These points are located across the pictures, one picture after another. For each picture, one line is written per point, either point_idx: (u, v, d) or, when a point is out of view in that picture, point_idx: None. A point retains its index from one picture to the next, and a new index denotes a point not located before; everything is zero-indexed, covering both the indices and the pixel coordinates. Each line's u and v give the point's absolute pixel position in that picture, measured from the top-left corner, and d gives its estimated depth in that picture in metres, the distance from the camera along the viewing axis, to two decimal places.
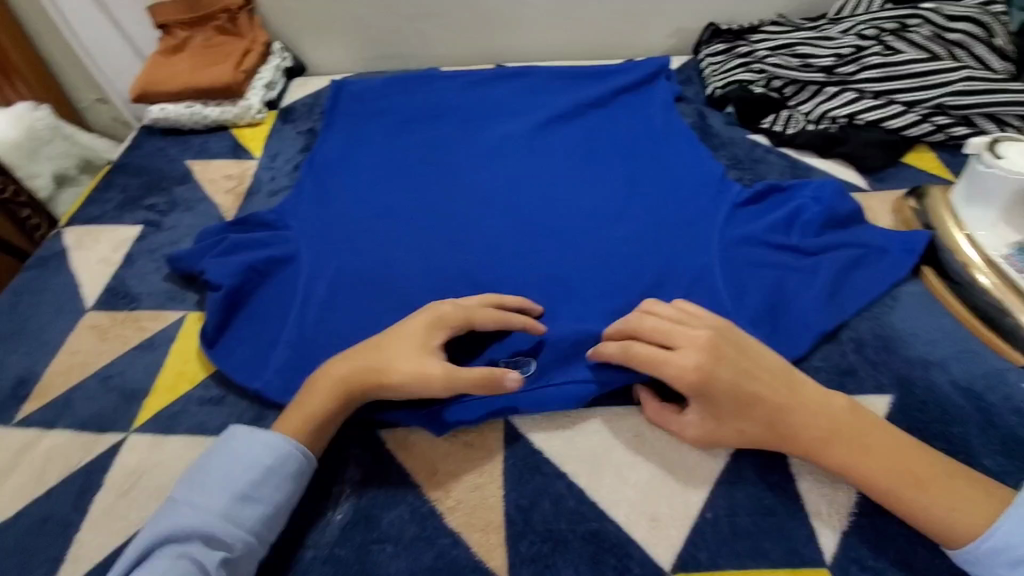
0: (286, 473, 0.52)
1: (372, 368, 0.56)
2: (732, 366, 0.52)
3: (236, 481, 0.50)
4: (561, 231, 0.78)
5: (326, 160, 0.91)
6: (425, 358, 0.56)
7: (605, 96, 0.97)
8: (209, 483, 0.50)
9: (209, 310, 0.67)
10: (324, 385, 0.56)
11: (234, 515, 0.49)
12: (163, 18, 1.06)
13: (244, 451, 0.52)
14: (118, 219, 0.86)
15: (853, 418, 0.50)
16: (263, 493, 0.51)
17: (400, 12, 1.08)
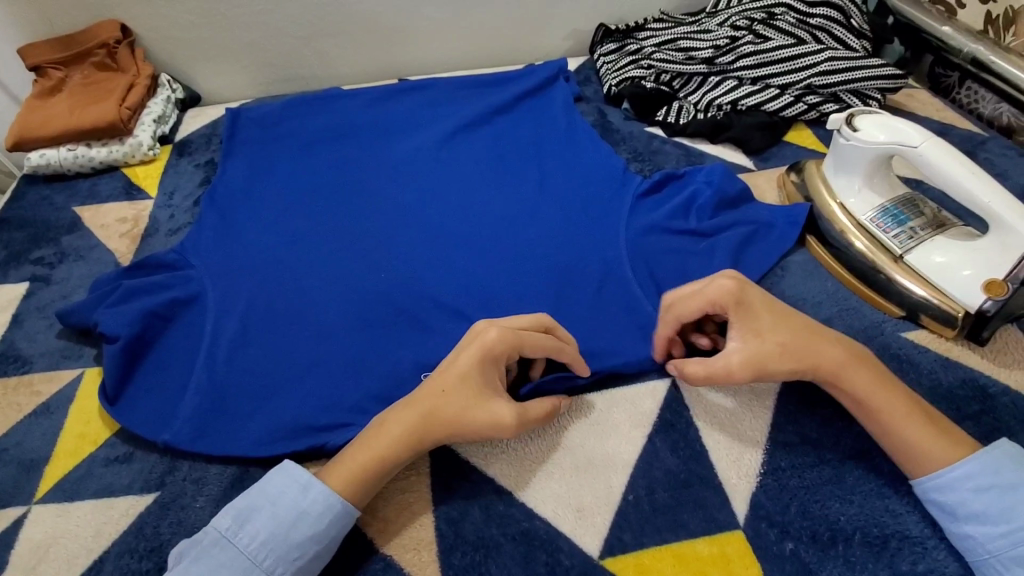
0: (333, 522, 0.50)
1: (435, 416, 0.52)
2: (762, 305, 0.55)
3: (298, 547, 0.48)
4: (474, 239, 0.79)
5: (229, 194, 0.88)
6: (488, 401, 0.52)
7: (507, 102, 0.99)
8: (261, 543, 0.47)
9: (108, 364, 0.63)
10: (386, 432, 0.52)
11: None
12: (34, 58, 0.99)
13: (303, 508, 0.49)
14: (2, 278, 0.80)
15: (862, 354, 0.54)
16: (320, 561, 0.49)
17: (294, 34, 1.06)
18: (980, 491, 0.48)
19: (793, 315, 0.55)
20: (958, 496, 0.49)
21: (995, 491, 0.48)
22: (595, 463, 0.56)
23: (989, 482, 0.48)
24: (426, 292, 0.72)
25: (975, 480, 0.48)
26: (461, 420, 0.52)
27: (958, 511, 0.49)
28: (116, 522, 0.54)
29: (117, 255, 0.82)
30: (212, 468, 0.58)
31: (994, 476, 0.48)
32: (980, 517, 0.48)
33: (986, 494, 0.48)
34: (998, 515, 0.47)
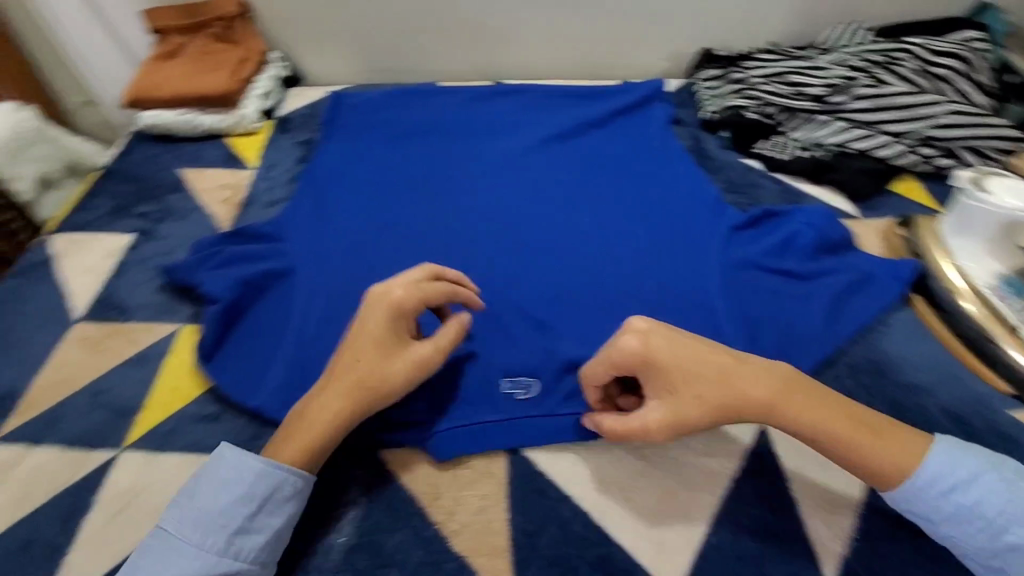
0: (261, 489, 0.50)
1: (356, 381, 0.54)
2: (674, 357, 0.52)
3: (245, 530, 0.49)
4: (561, 249, 0.79)
5: (326, 175, 0.91)
6: (404, 352, 0.56)
7: (604, 116, 0.98)
8: (201, 528, 0.48)
9: (205, 325, 0.66)
10: (314, 415, 0.53)
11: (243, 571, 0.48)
12: (159, 22, 1.05)
13: (246, 490, 0.49)
14: (109, 227, 0.84)
15: (797, 379, 0.52)
16: (275, 546, 0.50)
17: (401, 28, 1.09)
18: (950, 492, 0.48)
19: (698, 344, 0.53)
20: (931, 500, 0.48)
21: (960, 486, 0.48)
22: (678, 497, 0.55)
23: (952, 479, 0.48)
24: (510, 295, 0.72)
25: (942, 480, 0.48)
26: (379, 380, 0.54)
27: (933, 514, 0.49)
28: None
29: (217, 220, 0.85)
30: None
31: (953, 472, 0.48)
32: (956, 516, 0.48)
33: (955, 493, 0.48)
34: (971, 509, 0.47)
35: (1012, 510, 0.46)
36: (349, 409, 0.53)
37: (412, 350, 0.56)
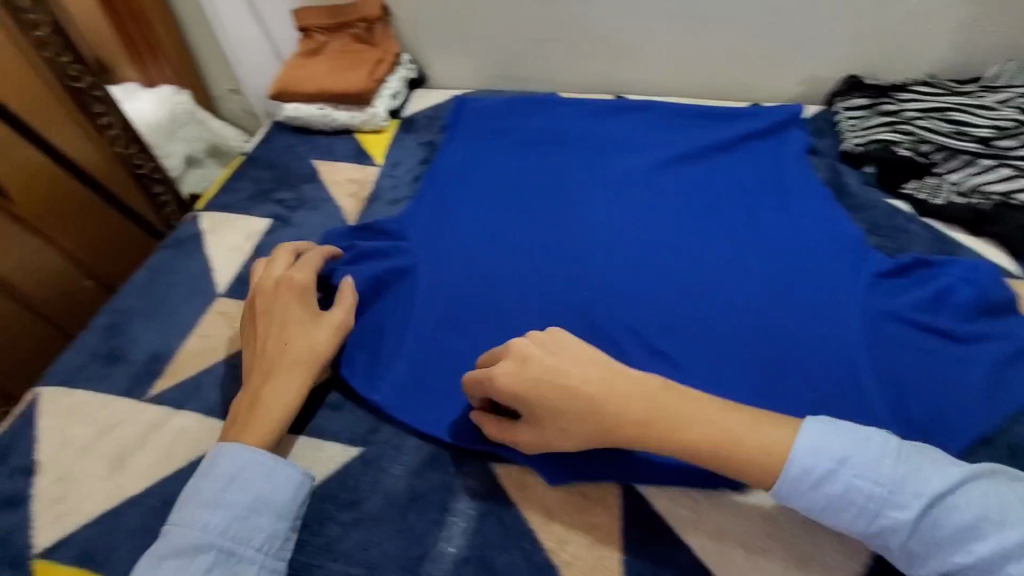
0: (251, 475, 0.54)
1: (299, 363, 0.62)
2: (540, 372, 0.55)
3: (228, 507, 0.52)
4: (681, 278, 0.76)
5: (445, 177, 0.93)
6: (325, 334, 0.65)
7: (733, 139, 0.94)
8: (208, 515, 0.51)
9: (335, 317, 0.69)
10: (266, 403, 0.59)
11: (224, 545, 0.50)
12: (306, 21, 1.12)
13: (225, 471, 0.54)
14: (250, 210, 0.90)
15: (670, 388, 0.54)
16: (267, 528, 0.53)
17: (528, 36, 1.09)
18: (820, 485, 0.50)
19: (565, 352, 0.56)
20: (808, 495, 0.50)
21: (827, 478, 0.49)
22: (808, 567, 0.52)
23: (821, 473, 0.49)
24: (625, 320, 0.71)
25: (812, 473, 0.50)
26: (317, 349, 0.63)
27: (816, 506, 0.51)
28: (326, 464, 0.60)
29: (345, 213, 0.90)
30: (410, 440, 0.61)
31: (820, 460, 0.50)
32: (835, 506, 0.50)
33: (824, 485, 0.50)
34: (844, 498, 0.49)
35: (879, 490, 0.48)
36: (300, 379, 0.61)
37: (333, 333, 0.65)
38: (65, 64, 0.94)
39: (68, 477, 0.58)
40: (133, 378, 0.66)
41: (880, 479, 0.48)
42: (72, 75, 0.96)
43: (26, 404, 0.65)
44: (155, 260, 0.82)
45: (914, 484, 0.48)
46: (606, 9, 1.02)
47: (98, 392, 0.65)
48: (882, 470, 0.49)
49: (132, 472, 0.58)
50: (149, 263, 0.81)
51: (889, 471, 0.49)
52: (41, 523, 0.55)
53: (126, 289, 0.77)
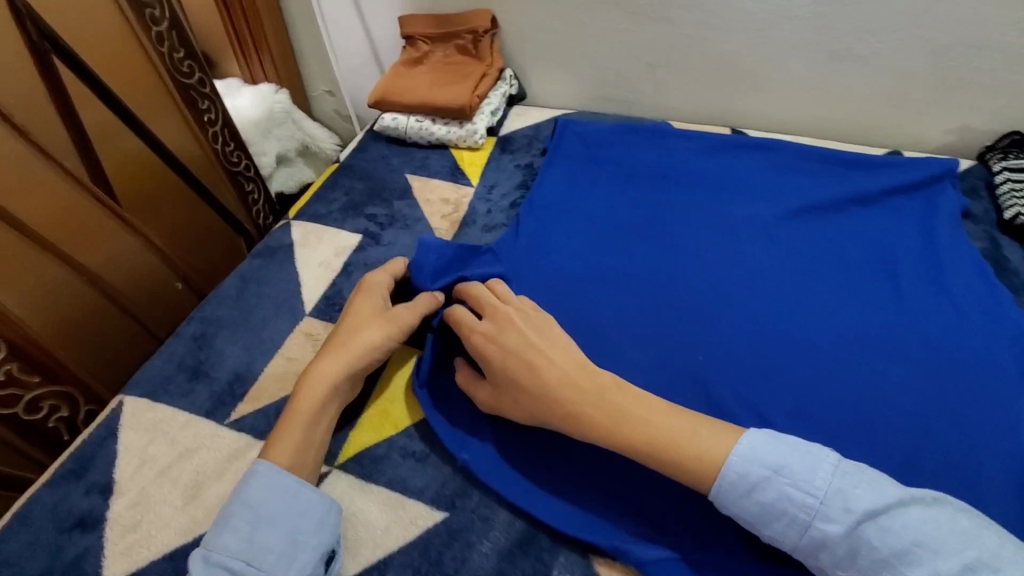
0: (250, 484, 0.53)
1: (347, 349, 0.61)
2: (516, 338, 0.60)
3: (226, 518, 0.51)
4: (801, 358, 0.68)
5: (544, 207, 0.87)
6: (384, 323, 0.64)
7: (871, 194, 0.84)
8: (214, 528, 0.52)
9: (425, 353, 0.65)
10: (306, 383, 0.59)
11: (215, 556, 0.49)
12: (411, 29, 1.08)
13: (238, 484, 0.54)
14: (340, 223, 0.87)
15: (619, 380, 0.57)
16: (258, 540, 0.50)
17: (642, 59, 1.00)
18: (752, 493, 0.49)
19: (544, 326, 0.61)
20: (740, 504, 0.50)
21: (760, 486, 0.49)
22: None
23: (754, 481, 0.49)
24: (735, 399, 0.65)
25: (745, 480, 0.50)
26: (360, 342, 0.62)
27: (750, 517, 0.50)
28: (407, 525, 0.55)
29: (437, 236, 0.86)
30: (500, 512, 0.56)
31: (754, 467, 0.50)
32: (766, 516, 0.49)
33: (757, 493, 0.49)
34: (775, 508, 0.49)
35: (810, 501, 0.48)
36: (337, 369, 0.60)
37: (393, 322, 0.64)
38: (177, 60, 0.90)
39: (143, 503, 0.56)
40: (215, 399, 0.63)
41: (813, 490, 0.48)
42: (184, 72, 0.91)
43: (108, 411, 0.63)
44: (245, 268, 0.80)
45: (847, 499, 0.47)
46: (735, 34, 0.92)
47: (179, 410, 0.63)
48: (817, 482, 0.48)
49: (205, 508, 0.55)
50: (238, 271, 0.79)
51: (823, 484, 0.48)
52: (112, 551, 0.53)
53: (213, 296, 0.75)
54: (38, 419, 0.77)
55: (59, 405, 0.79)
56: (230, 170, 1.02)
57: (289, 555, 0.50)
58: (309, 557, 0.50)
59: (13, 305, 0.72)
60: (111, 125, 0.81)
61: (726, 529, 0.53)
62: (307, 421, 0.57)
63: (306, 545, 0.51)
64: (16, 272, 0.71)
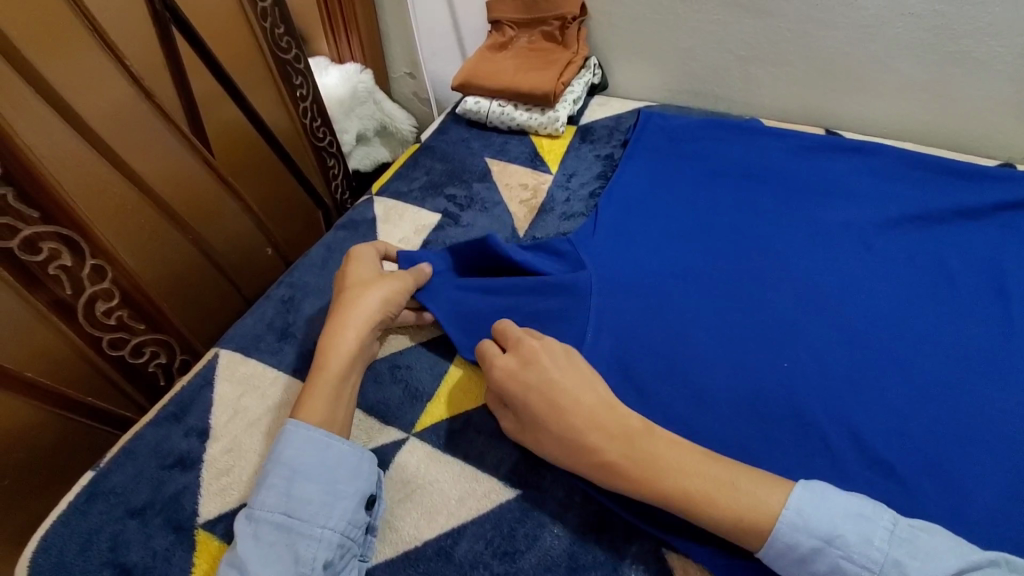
0: (282, 442, 0.55)
1: (360, 320, 0.63)
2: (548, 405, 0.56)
3: (264, 475, 0.54)
4: (893, 375, 0.65)
5: (625, 199, 0.86)
6: (385, 289, 0.66)
7: (981, 207, 0.79)
8: (253, 492, 0.54)
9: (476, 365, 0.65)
10: (329, 356, 0.61)
11: (260, 515, 0.52)
12: (499, 13, 1.08)
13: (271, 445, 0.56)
14: (421, 202, 0.89)
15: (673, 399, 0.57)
16: (296, 493, 0.52)
17: (735, 52, 0.97)
18: (804, 561, 0.48)
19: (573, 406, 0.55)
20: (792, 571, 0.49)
21: (813, 558, 0.48)
22: None
23: (805, 551, 0.48)
24: (819, 409, 0.63)
25: (795, 548, 0.48)
26: (364, 303, 0.64)
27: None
28: (480, 499, 0.57)
29: (516, 221, 0.88)
30: (574, 497, 0.57)
31: (804, 538, 0.48)
32: None
33: (810, 564, 0.48)
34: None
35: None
36: (356, 333, 0.62)
37: (392, 286, 0.66)
38: (277, 35, 0.94)
39: (236, 449, 0.59)
40: (301, 358, 0.67)
41: (869, 565, 0.47)
42: (281, 47, 0.95)
43: (205, 361, 0.68)
44: (330, 239, 0.83)
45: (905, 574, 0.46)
46: (841, 29, 0.88)
47: (269, 366, 0.66)
48: (872, 554, 0.47)
49: None
50: (325, 241, 0.82)
51: (878, 558, 0.47)
52: (207, 492, 0.57)
53: (301, 263, 0.78)
54: (140, 363, 0.82)
55: (159, 352, 0.84)
56: (316, 145, 1.06)
57: (329, 504, 0.53)
58: (349, 504, 0.53)
59: (128, 257, 0.77)
60: (215, 94, 0.85)
61: None
62: (333, 386, 0.59)
63: (344, 494, 0.54)
64: (134, 226, 0.76)
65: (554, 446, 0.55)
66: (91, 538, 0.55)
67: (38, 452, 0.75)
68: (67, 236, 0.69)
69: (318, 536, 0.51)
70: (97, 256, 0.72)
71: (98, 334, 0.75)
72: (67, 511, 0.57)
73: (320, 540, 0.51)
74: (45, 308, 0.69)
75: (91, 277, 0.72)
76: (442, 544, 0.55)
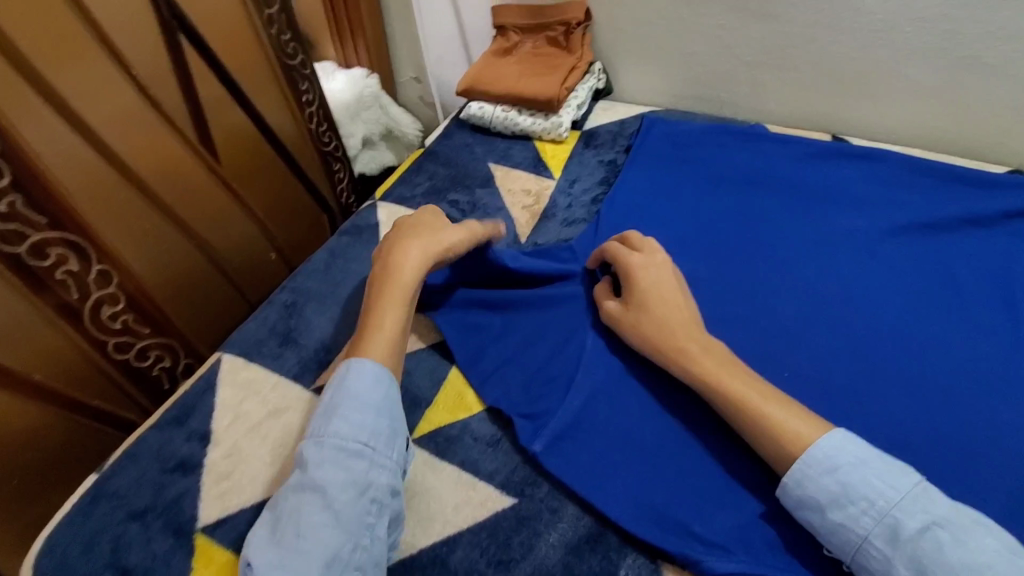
0: (352, 381, 0.57)
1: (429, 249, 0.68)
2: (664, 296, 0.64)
3: (333, 407, 0.56)
4: (898, 386, 0.64)
5: (628, 206, 0.86)
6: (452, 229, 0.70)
7: (990, 215, 0.77)
8: (322, 424, 0.55)
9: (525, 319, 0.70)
10: (396, 280, 0.65)
11: (336, 444, 0.54)
12: (504, 19, 1.08)
13: (336, 383, 0.58)
14: (424, 208, 0.89)
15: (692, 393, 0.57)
16: (369, 424, 0.55)
17: (741, 57, 0.96)
18: (833, 474, 0.49)
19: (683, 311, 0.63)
20: (818, 482, 0.50)
21: (846, 468, 0.49)
22: None
23: (840, 461, 0.50)
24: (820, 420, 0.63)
25: (830, 459, 0.50)
26: (438, 238, 0.68)
27: (821, 498, 0.49)
28: (476, 507, 0.57)
29: (518, 227, 0.88)
30: (569, 506, 0.57)
31: (843, 453, 0.50)
32: (842, 499, 0.49)
33: (840, 473, 0.49)
34: (854, 492, 0.48)
35: (892, 496, 0.48)
36: (418, 263, 0.66)
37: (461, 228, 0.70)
38: (284, 41, 0.95)
39: (236, 454, 0.60)
40: (302, 363, 0.67)
41: (897, 486, 0.48)
42: (288, 53, 0.96)
43: (208, 365, 0.68)
44: (333, 244, 0.83)
45: (929, 505, 0.47)
46: (848, 34, 0.87)
47: (270, 371, 0.67)
48: (902, 480, 0.48)
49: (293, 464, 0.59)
50: (328, 246, 0.82)
51: (908, 484, 0.48)
52: (207, 495, 0.57)
53: (305, 268, 0.79)
54: (145, 366, 0.83)
55: (164, 355, 0.85)
56: (321, 150, 1.07)
57: (392, 434, 0.56)
58: (404, 438, 0.57)
59: (135, 262, 0.78)
60: (222, 100, 0.86)
61: (807, 550, 0.51)
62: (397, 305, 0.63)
63: (401, 429, 0.57)
64: (141, 230, 0.78)
65: (650, 330, 0.62)
66: (95, 538, 0.56)
67: (43, 453, 0.76)
68: (74, 241, 0.70)
69: (387, 464, 0.55)
70: (103, 261, 0.74)
71: (104, 338, 0.77)
72: (72, 512, 0.58)
73: (388, 469, 0.54)
74: (51, 312, 0.70)
75: (97, 281, 0.74)
76: (437, 552, 0.55)
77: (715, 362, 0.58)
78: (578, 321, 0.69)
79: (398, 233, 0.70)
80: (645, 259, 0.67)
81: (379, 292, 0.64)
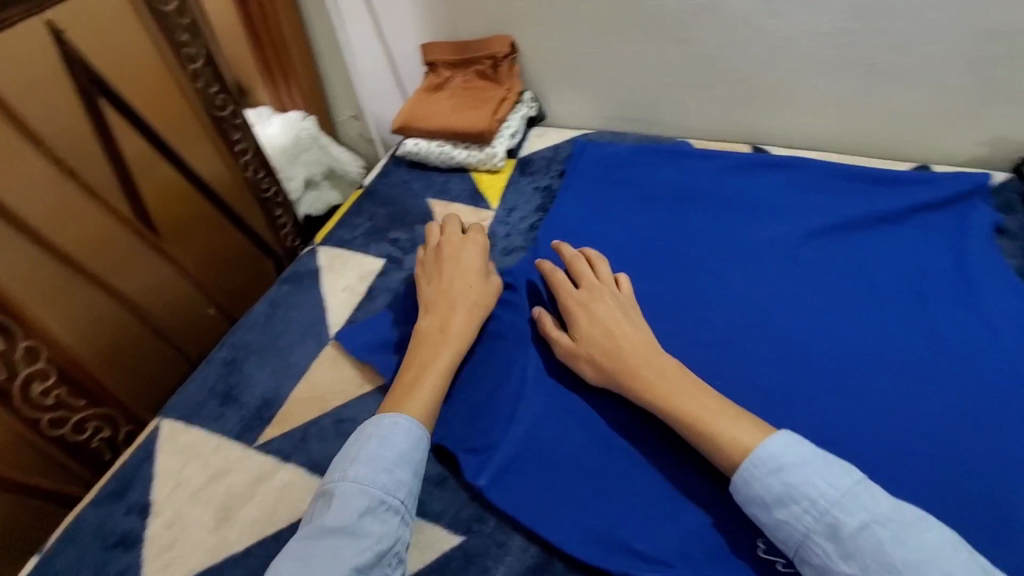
0: (402, 437, 0.58)
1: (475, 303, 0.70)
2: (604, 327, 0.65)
3: (378, 459, 0.56)
4: (824, 384, 0.67)
5: (563, 230, 0.89)
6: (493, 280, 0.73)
7: (898, 211, 0.83)
8: (365, 476, 0.55)
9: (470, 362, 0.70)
10: (453, 338, 0.67)
11: (379, 498, 0.54)
12: (433, 55, 1.11)
13: (381, 435, 0.58)
14: (364, 249, 0.89)
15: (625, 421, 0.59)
16: (408, 482, 0.56)
17: (660, 79, 1.01)
18: (778, 473, 0.51)
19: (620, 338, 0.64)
20: (763, 482, 0.51)
21: (790, 468, 0.51)
22: None
23: (784, 462, 0.51)
24: None
25: (776, 459, 0.51)
26: (480, 292, 0.71)
27: (766, 497, 0.51)
28: (424, 550, 0.58)
29: None
30: (515, 537, 0.58)
31: (788, 453, 0.52)
32: (786, 497, 0.50)
33: (784, 473, 0.51)
34: (798, 490, 0.50)
35: (834, 494, 0.49)
36: (466, 318, 0.69)
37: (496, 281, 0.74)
38: (212, 94, 0.93)
39: (178, 523, 0.59)
40: (245, 422, 0.67)
41: (839, 484, 0.49)
42: (217, 105, 0.95)
43: (147, 433, 0.67)
44: (273, 295, 0.82)
45: (868, 502, 0.48)
46: (754, 52, 0.92)
47: (213, 434, 0.66)
48: (843, 479, 0.50)
49: (238, 527, 0.58)
50: (267, 298, 0.82)
51: (849, 483, 0.49)
52: (149, 569, 0.57)
53: (244, 322, 0.78)
54: (83, 439, 0.82)
55: (102, 426, 0.84)
56: (260, 197, 1.07)
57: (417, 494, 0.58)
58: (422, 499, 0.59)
59: (64, 334, 0.77)
60: (146, 157, 0.85)
61: (740, 555, 0.54)
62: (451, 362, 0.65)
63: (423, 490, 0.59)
64: (69, 302, 0.77)
65: (598, 363, 0.63)
66: None
67: None
68: None
69: (411, 524, 0.56)
70: (29, 337, 0.73)
71: (36, 415, 0.75)
72: None
73: (410, 527, 0.56)
74: None
75: (26, 358, 0.73)
76: None
77: (645, 382, 0.60)
78: (516, 351, 0.70)
79: (451, 282, 0.72)
80: (585, 294, 0.69)
81: (430, 353, 0.66)
